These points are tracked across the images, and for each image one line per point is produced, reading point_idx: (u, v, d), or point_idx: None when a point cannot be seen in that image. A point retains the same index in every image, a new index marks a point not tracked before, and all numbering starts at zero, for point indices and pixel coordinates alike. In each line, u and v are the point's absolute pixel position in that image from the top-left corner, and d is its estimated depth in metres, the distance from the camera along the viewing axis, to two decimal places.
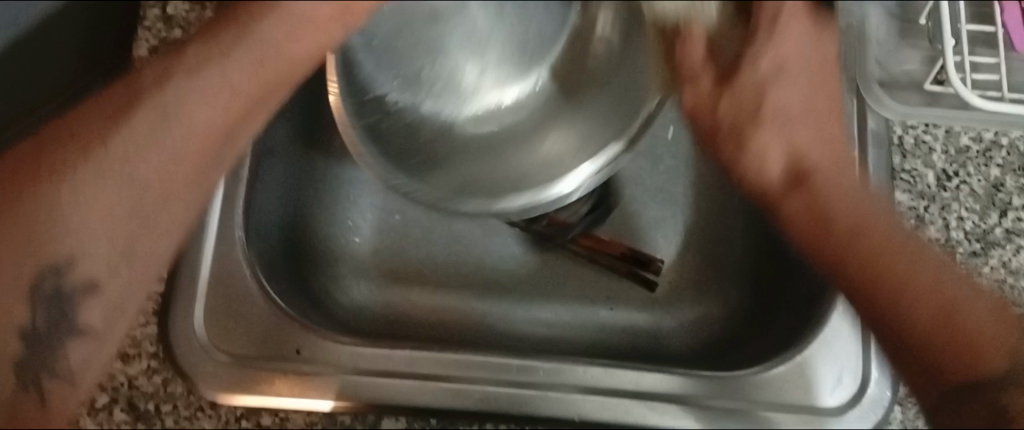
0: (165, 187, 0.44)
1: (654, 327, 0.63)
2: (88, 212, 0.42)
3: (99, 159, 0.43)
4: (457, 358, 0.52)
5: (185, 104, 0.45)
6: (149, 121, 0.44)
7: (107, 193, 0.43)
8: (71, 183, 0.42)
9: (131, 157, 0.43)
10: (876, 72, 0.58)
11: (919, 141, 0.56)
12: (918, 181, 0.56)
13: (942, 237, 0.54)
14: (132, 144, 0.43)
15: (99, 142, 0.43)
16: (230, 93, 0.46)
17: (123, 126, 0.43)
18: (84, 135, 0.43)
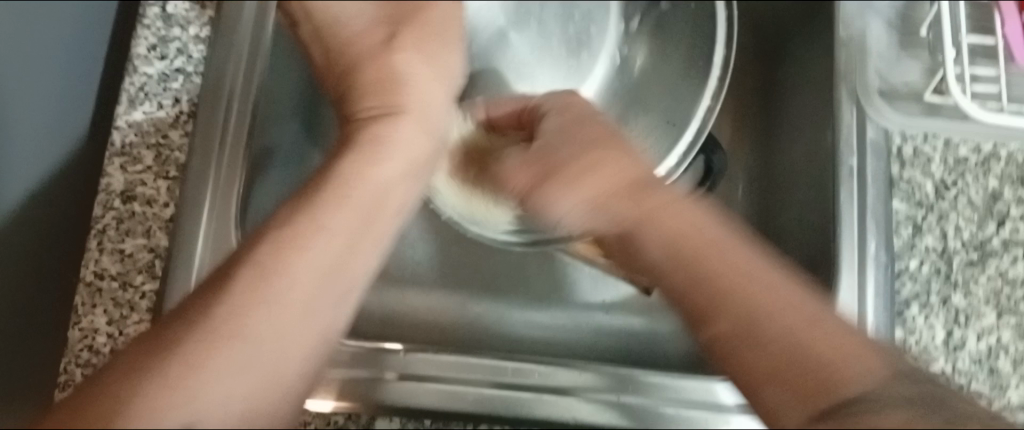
0: (275, 361, 0.37)
1: (651, 331, 0.62)
2: (209, 383, 0.35)
3: (229, 331, 0.36)
4: (454, 360, 0.51)
5: (303, 257, 0.40)
6: (245, 287, 0.38)
7: (222, 365, 0.35)
8: (194, 359, 0.35)
9: (251, 322, 0.37)
10: (875, 80, 0.58)
11: (918, 151, 0.56)
12: (915, 190, 0.55)
13: (940, 246, 0.54)
14: (265, 303, 0.38)
15: (251, 303, 0.37)
16: (337, 246, 0.41)
17: (237, 294, 0.38)
18: (193, 314, 0.37)
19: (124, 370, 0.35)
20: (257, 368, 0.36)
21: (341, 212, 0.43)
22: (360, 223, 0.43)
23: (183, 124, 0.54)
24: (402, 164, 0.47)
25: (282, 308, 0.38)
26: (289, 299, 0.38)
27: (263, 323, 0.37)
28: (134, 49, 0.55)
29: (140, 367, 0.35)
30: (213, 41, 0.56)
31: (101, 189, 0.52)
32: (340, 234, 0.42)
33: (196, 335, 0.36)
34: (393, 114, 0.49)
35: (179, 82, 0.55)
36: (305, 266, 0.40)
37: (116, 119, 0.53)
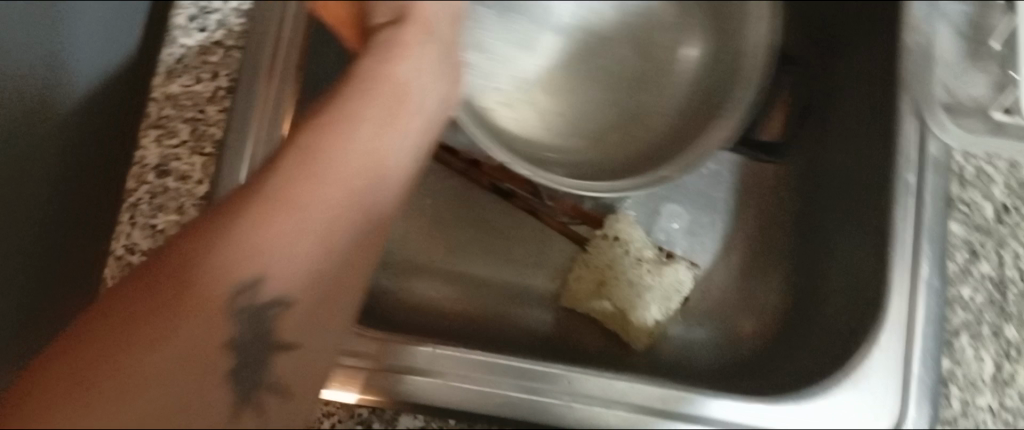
0: (327, 236, 0.38)
1: (686, 338, 0.62)
2: (265, 253, 0.36)
3: (286, 201, 0.37)
4: (481, 359, 0.50)
5: (357, 135, 0.41)
6: (298, 166, 0.39)
7: (282, 235, 0.36)
8: (250, 231, 0.36)
9: (305, 197, 0.38)
10: (942, 94, 0.55)
11: (981, 169, 0.52)
12: (977, 214, 0.52)
13: (1000, 274, 0.50)
14: (317, 180, 0.38)
15: (307, 177, 0.38)
16: (383, 132, 0.43)
17: (289, 172, 0.38)
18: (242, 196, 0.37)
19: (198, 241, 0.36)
20: (309, 248, 0.37)
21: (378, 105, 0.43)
22: (393, 115, 0.44)
23: (221, 100, 0.52)
24: (432, 71, 0.48)
25: (331, 189, 0.39)
26: (341, 181, 0.39)
27: (325, 198, 0.38)
28: (174, 19, 0.54)
29: (214, 235, 0.36)
30: (254, 14, 0.55)
31: (136, 162, 0.51)
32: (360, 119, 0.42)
33: (257, 206, 0.37)
34: (401, 22, 0.49)
35: (217, 56, 0.53)
36: (349, 152, 0.40)
37: (153, 90, 0.52)
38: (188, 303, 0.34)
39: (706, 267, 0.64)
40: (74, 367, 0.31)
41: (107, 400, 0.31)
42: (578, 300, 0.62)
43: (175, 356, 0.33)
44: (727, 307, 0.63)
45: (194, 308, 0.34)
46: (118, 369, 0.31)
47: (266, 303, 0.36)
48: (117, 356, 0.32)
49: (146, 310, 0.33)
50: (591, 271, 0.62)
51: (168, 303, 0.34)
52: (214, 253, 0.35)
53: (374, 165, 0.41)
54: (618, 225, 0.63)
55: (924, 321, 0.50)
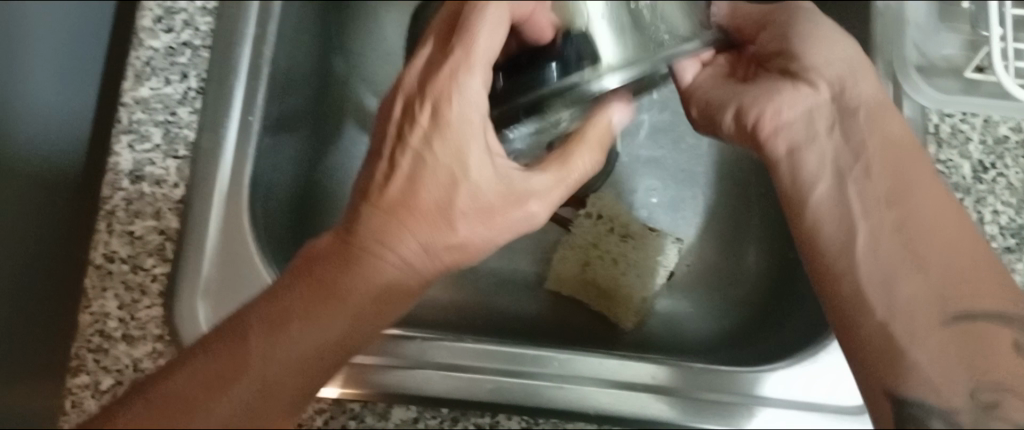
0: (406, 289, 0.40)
1: (673, 314, 0.62)
2: (363, 290, 0.38)
3: (377, 251, 0.39)
4: (469, 347, 0.51)
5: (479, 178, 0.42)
6: (406, 218, 0.41)
7: (376, 282, 0.38)
8: (356, 272, 0.38)
9: (398, 252, 0.40)
10: (913, 55, 0.56)
11: (955, 129, 0.53)
12: (953, 172, 0.53)
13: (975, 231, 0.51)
14: (414, 235, 0.40)
15: (407, 227, 0.40)
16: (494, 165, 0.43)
17: (387, 228, 0.40)
18: (348, 242, 0.39)
19: (330, 271, 0.38)
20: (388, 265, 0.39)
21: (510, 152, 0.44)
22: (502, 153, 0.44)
23: (191, 101, 0.52)
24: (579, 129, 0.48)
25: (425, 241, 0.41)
26: (432, 229, 0.41)
27: (407, 252, 0.40)
28: (139, 21, 0.53)
29: (325, 278, 0.37)
30: (222, 13, 0.54)
31: (110, 169, 0.50)
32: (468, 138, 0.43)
33: (361, 254, 0.39)
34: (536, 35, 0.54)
35: (185, 56, 0.53)
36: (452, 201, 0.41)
37: (123, 95, 0.52)
38: (315, 323, 0.35)
39: (689, 243, 0.65)
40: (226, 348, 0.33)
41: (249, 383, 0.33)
42: (562, 281, 0.62)
43: (306, 358, 0.34)
44: (710, 285, 0.63)
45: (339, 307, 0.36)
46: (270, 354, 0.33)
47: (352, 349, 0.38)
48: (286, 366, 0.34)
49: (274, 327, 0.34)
50: (574, 252, 0.62)
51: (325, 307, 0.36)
52: (329, 280, 0.37)
53: (456, 228, 0.42)
54: (600, 204, 0.63)
55: None
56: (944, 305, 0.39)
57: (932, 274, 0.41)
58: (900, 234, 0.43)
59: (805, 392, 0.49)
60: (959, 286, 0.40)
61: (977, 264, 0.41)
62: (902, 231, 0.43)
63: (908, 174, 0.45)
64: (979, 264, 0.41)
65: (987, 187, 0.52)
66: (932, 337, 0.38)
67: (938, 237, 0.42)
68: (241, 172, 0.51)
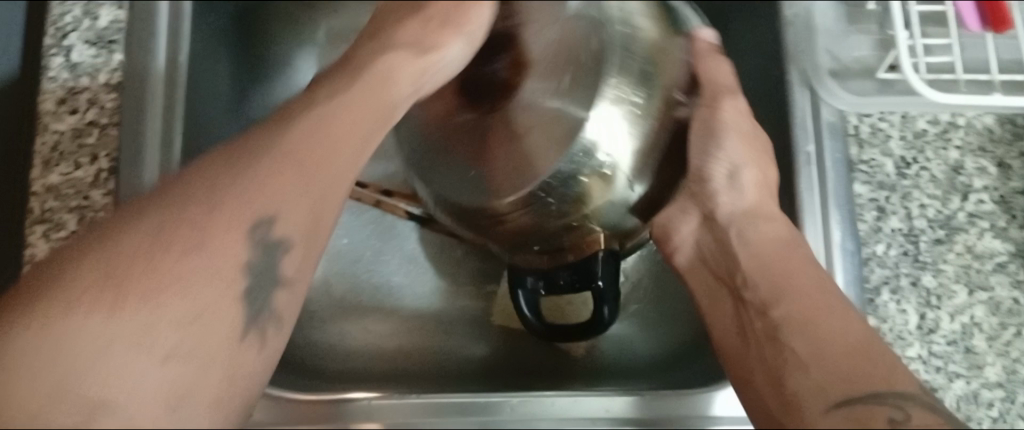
0: (208, 274, 0.38)
1: (622, 333, 0.62)
2: (78, 298, 0.36)
3: (180, 219, 0.39)
4: (419, 402, 0.50)
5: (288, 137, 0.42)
6: (201, 206, 0.39)
7: (131, 231, 0.38)
8: (109, 245, 0.38)
9: (190, 220, 0.39)
10: (826, 61, 0.56)
11: (875, 129, 0.54)
12: (877, 171, 0.53)
13: (906, 227, 0.52)
14: (180, 218, 0.39)
15: (206, 198, 0.39)
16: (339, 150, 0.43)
17: (137, 222, 0.39)
18: (161, 210, 0.39)
19: (123, 219, 0.39)
20: (290, 205, 0.40)
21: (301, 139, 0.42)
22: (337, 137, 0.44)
23: (104, 182, 0.50)
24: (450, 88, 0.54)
25: (210, 218, 0.39)
26: (239, 204, 0.39)
27: (143, 228, 0.38)
28: (40, 105, 0.51)
29: (95, 244, 0.38)
30: (125, 86, 0.52)
31: (26, 262, 0.49)
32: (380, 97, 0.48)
33: (168, 214, 0.39)
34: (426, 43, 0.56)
35: (93, 136, 0.51)
36: (253, 200, 0.40)
37: (32, 184, 0.50)
38: (80, 314, 0.36)
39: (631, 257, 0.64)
40: (104, 286, 0.36)
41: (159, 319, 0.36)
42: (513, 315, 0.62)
43: (110, 338, 0.35)
44: (657, 304, 0.63)
45: (178, 255, 0.37)
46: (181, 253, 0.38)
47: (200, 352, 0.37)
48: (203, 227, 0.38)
49: (46, 315, 0.36)
50: None
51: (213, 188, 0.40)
52: (107, 259, 0.37)
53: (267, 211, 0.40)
54: None
55: (845, 283, 0.52)
56: (831, 395, 0.38)
57: (818, 374, 0.39)
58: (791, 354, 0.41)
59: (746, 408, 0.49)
60: (852, 384, 0.38)
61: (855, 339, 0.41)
62: (794, 339, 0.42)
63: (789, 278, 0.45)
64: (852, 352, 0.40)
65: (911, 182, 0.53)
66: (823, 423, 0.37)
67: (832, 336, 0.41)
68: None
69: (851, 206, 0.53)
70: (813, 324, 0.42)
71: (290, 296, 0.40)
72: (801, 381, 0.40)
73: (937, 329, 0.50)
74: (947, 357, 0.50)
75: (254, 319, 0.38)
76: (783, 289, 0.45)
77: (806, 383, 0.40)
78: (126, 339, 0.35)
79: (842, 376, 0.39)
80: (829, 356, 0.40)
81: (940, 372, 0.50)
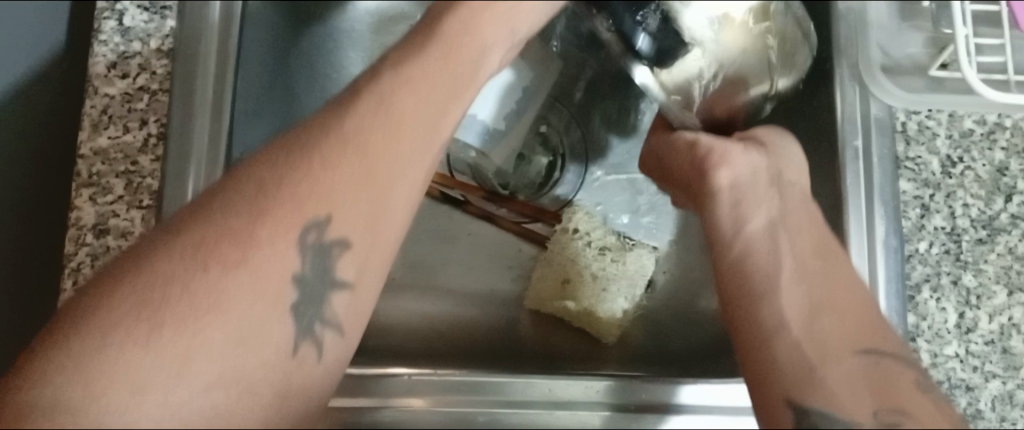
0: (391, 169, 0.40)
1: (654, 320, 0.62)
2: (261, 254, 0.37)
3: (314, 163, 0.39)
4: (457, 380, 0.50)
5: (400, 94, 0.41)
6: (337, 148, 0.39)
7: (338, 166, 0.39)
8: (262, 204, 0.38)
9: (343, 161, 0.39)
10: (878, 56, 0.56)
11: (922, 126, 0.54)
12: (922, 169, 0.53)
13: (949, 226, 0.52)
14: (308, 185, 0.38)
15: (336, 146, 0.39)
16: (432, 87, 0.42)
17: (312, 170, 0.39)
18: (277, 166, 0.39)
19: (265, 175, 0.39)
20: (398, 205, 0.41)
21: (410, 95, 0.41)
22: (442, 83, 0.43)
23: (153, 148, 0.50)
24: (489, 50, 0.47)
25: (348, 178, 0.39)
26: (376, 155, 0.40)
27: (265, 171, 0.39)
28: (91, 68, 0.51)
29: (236, 210, 0.38)
30: (177, 54, 0.52)
31: (72, 223, 0.49)
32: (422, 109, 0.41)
33: (305, 168, 0.39)
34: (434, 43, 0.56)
35: (143, 102, 0.51)
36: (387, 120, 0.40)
37: (80, 146, 0.50)
38: (204, 294, 0.35)
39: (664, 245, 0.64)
40: (189, 271, 0.36)
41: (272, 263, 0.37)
42: (541, 300, 0.61)
43: (248, 286, 0.36)
44: (692, 292, 0.63)
45: (330, 167, 0.39)
46: (304, 197, 0.38)
47: (331, 243, 0.38)
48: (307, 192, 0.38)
49: (149, 302, 0.35)
50: (555, 272, 0.61)
51: (279, 191, 0.38)
52: (219, 243, 0.37)
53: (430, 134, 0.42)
54: (576, 219, 0.62)
55: (886, 278, 0.52)
56: (854, 343, 0.41)
57: (833, 327, 0.42)
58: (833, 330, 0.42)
59: None
60: (866, 337, 0.42)
61: (865, 315, 0.43)
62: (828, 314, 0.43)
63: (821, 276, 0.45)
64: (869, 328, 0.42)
65: (956, 181, 0.53)
66: (845, 366, 0.40)
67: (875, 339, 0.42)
68: None
69: (895, 202, 0.53)
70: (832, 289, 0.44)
71: (348, 297, 0.39)
72: (833, 367, 0.40)
73: (976, 328, 0.50)
74: (984, 356, 0.50)
75: (305, 319, 0.37)
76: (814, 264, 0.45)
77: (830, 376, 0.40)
78: (192, 311, 0.35)
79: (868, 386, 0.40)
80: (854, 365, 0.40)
81: (976, 371, 0.50)
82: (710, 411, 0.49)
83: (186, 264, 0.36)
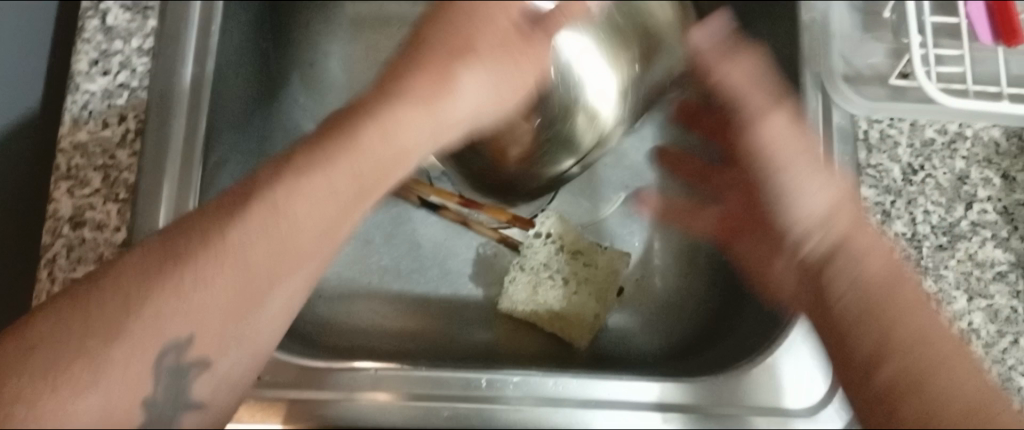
0: (207, 309, 0.37)
1: (625, 328, 0.63)
2: (107, 350, 0.35)
3: (185, 258, 0.37)
4: (423, 375, 0.51)
5: (206, 278, 0.37)
6: (182, 286, 0.36)
7: (206, 296, 0.37)
8: (106, 359, 0.35)
9: (161, 324, 0.36)
10: (840, 65, 0.58)
11: (885, 134, 0.55)
12: (884, 176, 0.54)
13: (909, 232, 0.53)
14: (173, 300, 0.36)
15: (178, 287, 0.36)
16: (269, 258, 0.38)
17: (160, 286, 0.36)
18: (102, 308, 0.35)
19: (67, 340, 0.35)
20: (252, 331, 0.38)
21: (254, 230, 0.38)
22: (369, 162, 0.42)
23: (131, 143, 0.52)
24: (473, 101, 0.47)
25: (219, 298, 0.37)
26: (271, 237, 0.38)
27: (173, 319, 0.36)
28: (74, 64, 0.53)
29: (60, 386, 0.34)
30: (158, 53, 0.54)
31: (49, 216, 0.50)
32: (324, 200, 0.40)
33: (135, 291, 0.36)
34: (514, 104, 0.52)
35: (123, 98, 0.53)
36: (226, 267, 0.37)
37: (60, 140, 0.51)
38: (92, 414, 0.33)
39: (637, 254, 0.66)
40: (70, 357, 0.34)
41: (217, 309, 0.37)
42: (515, 306, 0.62)
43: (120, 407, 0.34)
44: (664, 295, 0.64)
45: (195, 306, 0.36)
46: (141, 336, 0.35)
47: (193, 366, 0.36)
48: (219, 256, 0.37)
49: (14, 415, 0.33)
50: (528, 276, 0.62)
51: (110, 327, 0.35)
52: (72, 372, 0.34)
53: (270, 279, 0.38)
54: (548, 225, 0.63)
55: None
56: (877, 353, 0.42)
57: (912, 361, 0.42)
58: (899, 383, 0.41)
59: (794, 399, 0.50)
60: (883, 282, 0.45)
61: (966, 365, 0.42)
62: (918, 391, 0.40)
63: (882, 295, 0.44)
64: (950, 361, 0.42)
65: (917, 188, 0.54)
66: (894, 366, 0.42)
67: (944, 377, 0.41)
68: (185, 207, 0.51)
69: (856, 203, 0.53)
70: (927, 348, 0.42)
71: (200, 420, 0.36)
72: (910, 417, 0.40)
73: None
74: None
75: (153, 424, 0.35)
76: (892, 294, 0.45)
77: (913, 359, 0.42)
78: (138, 345, 0.35)
79: (953, 403, 0.40)
80: (891, 343, 0.42)
81: None
82: (669, 411, 0.50)
83: (120, 279, 0.36)
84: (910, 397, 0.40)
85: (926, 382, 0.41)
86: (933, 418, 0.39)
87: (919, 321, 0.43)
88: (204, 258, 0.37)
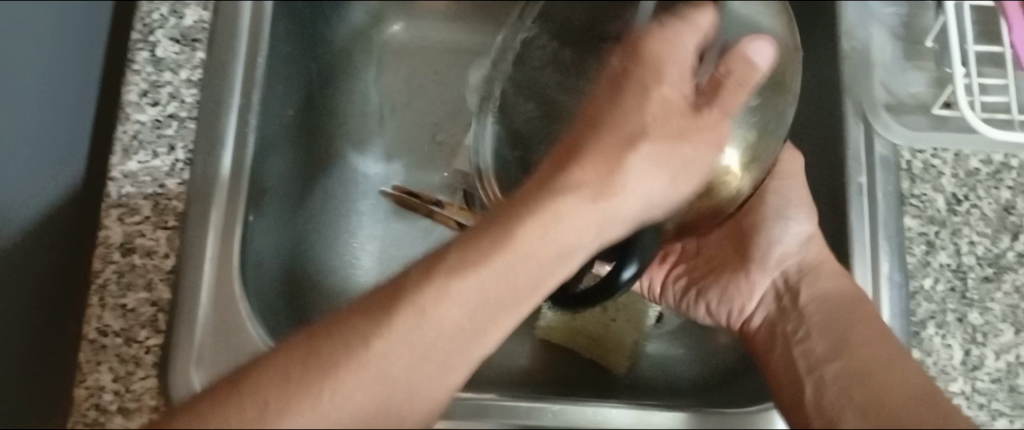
0: (417, 348, 0.35)
1: (662, 356, 0.63)
2: (302, 408, 0.33)
3: (409, 293, 0.35)
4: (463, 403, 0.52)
5: (424, 324, 0.35)
6: (408, 319, 0.35)
7: (418, 335, 0.35)
8: (300, 402, 0.33)
9: (384, 356, 0.34)
10: (882, 95, 0.57)
11: (927, 164, 0.55)
12: (927, 205, 0.53)
13: (954, 263, 0.52)
14: (390, 337, 0.34)
15: (388, 332, 0.34)
16: (505, 284, 0.36)
17: (373, 330, 0.34)
18: (313, 349, 0.34)
19: (240, 396, 0.33)
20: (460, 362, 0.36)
21: (494, 267, 0.36)
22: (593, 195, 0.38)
23: (180, 172, 0.53)
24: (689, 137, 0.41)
25: (423, 344, 0.35)
26: (500, 278, 0.36)
27: (386, 362, 0.34)
28: (125, 96, 0.55)
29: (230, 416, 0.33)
30: (206, 84, 0.56)
31: (100, 243, 0.51)
32: (546, 233, 0.37)
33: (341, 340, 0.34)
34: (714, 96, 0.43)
35: (172, 128, 0.54)
36: (442, 312, 0.35)
37: (111, 170, 0.53)
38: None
39: None
40: (257, 387, 0.33)
41: (431, 345, 0.35)
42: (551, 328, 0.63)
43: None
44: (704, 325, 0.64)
45: (401, 344, 0.35)
46: (339, 378, 0.34)
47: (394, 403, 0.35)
48: (429, 302, 0.35)
49: None
50: None
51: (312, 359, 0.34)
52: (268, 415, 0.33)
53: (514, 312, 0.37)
54: None
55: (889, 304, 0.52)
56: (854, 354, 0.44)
57: (862, 357, 0.44)
58: (844, 379, 0.42)
59: None
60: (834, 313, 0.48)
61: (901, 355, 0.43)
62: (870, 382, 0.42)
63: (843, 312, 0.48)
64: (886, 354, 0.43)
65: (961, 218, 0.53)
66: (836, 363, 0.44)
67: (889, 371, 0.42)
68: (232, 232, 0.52)
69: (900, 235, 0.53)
70: (858, 346, 0.45)
71: None
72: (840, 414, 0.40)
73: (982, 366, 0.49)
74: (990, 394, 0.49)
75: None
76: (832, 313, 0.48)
77: (852, 361, 0.44)
78: (350, 377, 0.34)
79: (858, 410, 0.40)
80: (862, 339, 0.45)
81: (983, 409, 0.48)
82: None
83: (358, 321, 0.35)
84: (880, 372, 0.42)
85: (846, 393, 0.42)
86: (865, 392, 0.41)
87: (858, 328, 0.46)
88: (349, 341, 0.34)
